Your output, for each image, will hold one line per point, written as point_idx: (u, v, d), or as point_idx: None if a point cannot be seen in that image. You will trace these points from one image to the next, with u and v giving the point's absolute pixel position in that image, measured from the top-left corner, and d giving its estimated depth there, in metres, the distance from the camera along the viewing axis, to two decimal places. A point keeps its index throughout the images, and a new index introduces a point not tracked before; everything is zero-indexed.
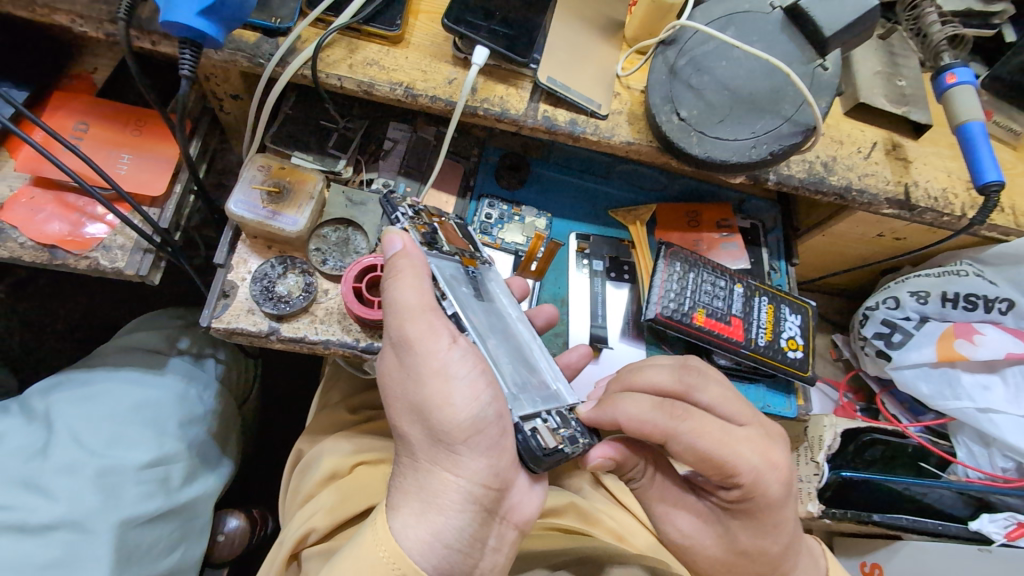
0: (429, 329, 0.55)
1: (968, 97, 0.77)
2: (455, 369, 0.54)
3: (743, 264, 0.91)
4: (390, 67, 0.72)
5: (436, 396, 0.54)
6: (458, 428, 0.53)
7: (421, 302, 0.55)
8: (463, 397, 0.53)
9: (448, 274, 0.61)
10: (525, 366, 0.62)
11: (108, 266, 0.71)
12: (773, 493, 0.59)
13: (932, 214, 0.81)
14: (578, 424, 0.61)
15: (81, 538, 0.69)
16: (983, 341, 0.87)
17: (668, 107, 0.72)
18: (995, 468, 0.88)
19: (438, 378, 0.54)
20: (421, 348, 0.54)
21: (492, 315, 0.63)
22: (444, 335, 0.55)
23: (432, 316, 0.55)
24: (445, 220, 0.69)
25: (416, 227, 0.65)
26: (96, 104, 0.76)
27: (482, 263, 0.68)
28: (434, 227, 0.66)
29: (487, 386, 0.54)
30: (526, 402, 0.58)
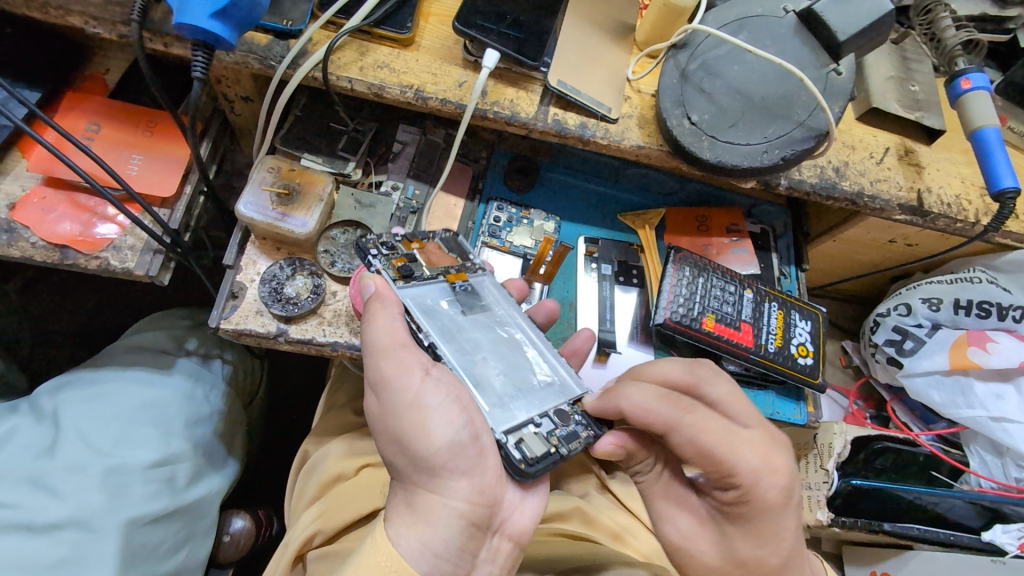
0: (399, 365, 0.55)
1: (984, 103, 0.75)
2: (425, 398, 0.54)
3: (752, 269, 0.90)
4: (400, 69, 0.72)
5: (411, 424, 0.54)
6: (435, 454, 0.54)
7: (390, 341, 0.56)
8: (436, 423, 0.54)
9: (426, 303, 0.62)
10: (519, 372, 0.62)
11: (118, 266, 0.71)
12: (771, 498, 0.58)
13: (945, 220, 0.80)
14: (582, 417, 0.62)
15: (88, 538, 0.69)
16: (997, 350, 0.86)
17: (679, 111, 0.72)
18: (1008, 478, 0.87)
19: (411, 409, 0.54)
20: (394, 383, 0.55)
21: (483, 330, 0.63)
22: (415, 368, 0.55)
23: (402, 352, 0.56)
24: (427, 244, 0.69)
25: (391, 261, 0.65)
26: (108, 105, 0.76)
27: (475, 272, 0.69)
28: (412, 255, 0.67)
29: (462, 410, 0.55)
30: (518, 410, 0.58)
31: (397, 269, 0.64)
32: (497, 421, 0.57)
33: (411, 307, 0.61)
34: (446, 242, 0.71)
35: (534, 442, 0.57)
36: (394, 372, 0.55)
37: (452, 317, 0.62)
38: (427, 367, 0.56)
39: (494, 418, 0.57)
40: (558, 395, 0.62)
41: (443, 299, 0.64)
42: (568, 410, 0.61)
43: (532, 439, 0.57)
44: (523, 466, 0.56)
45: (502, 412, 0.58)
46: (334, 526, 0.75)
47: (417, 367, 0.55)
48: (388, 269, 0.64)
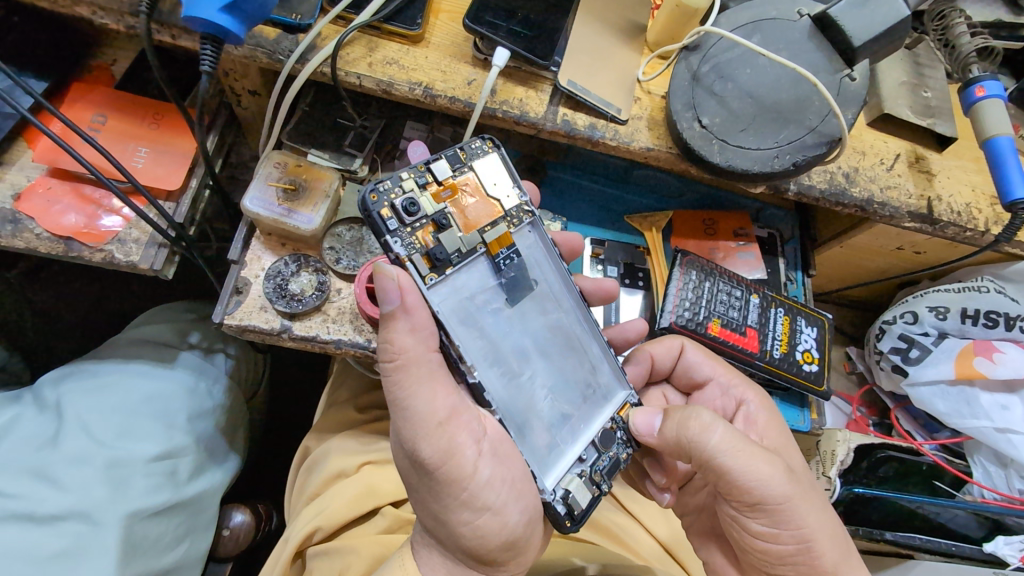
0: (447, 449, 0.55)
1: (996, 111, 0.75)
2: (481, 500, 0.56)
3: (759, 273, 0.90)
4: (409, 66, 0.72)
5: (459, 516, 0.58)
6: (489, 543, 0.59)
7: (434, 420, 0.54)
8: (490, 525, 0.58)
9: (464, 312, 0.58)
10: (565, 391, 0.62)
11: (123, 259, 0.71)
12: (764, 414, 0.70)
13: (955, 229, 0.80)
14: (622, 434, 0.64)
15: (90, 529, 0.69)
16: (1003, 360, 0.86)
17: (690, 114, 0.71)
18: (1011, 489, 0.87)
19: (464, 509, 0.57)
20: (444, 473, 0.55)
21: (528, 330, 0.61)
22: (467, 448, 0.55)
23: (451, 431, 0.55)
24: (458, 188, 0.61)
25: (420, 234, 0.59)
26: (114, 97, 0.76)
27: (518, 224, 0.62)
28: (443, 216, 0.59)
29: (516, 499, 0.58)
30: (565, 444, 0.61)
31: (428, 250, 0.58)
32: (547, 471, 0.59)
33: (448, 322, 0.57)
34: (483, 172, 0.62)
35: (582, 491, 0.59)
36: (441, 458, 0.55)
37: (495, 319, 0.59)
38: (476, 438, 0.56)
39: (542, 471, 0.59)
40: (602, 404, 0.64)
41: (485, 284, 0.60)
42: (611, 428, 0.63)
43: (581, 485, 0.59)
44: (567, 523, 0.58)
45: (550, 455, 0.59)
46: (334, 522, 0.76)
47: (468, 450, 0.55)
48: (417, 254, 0.58)
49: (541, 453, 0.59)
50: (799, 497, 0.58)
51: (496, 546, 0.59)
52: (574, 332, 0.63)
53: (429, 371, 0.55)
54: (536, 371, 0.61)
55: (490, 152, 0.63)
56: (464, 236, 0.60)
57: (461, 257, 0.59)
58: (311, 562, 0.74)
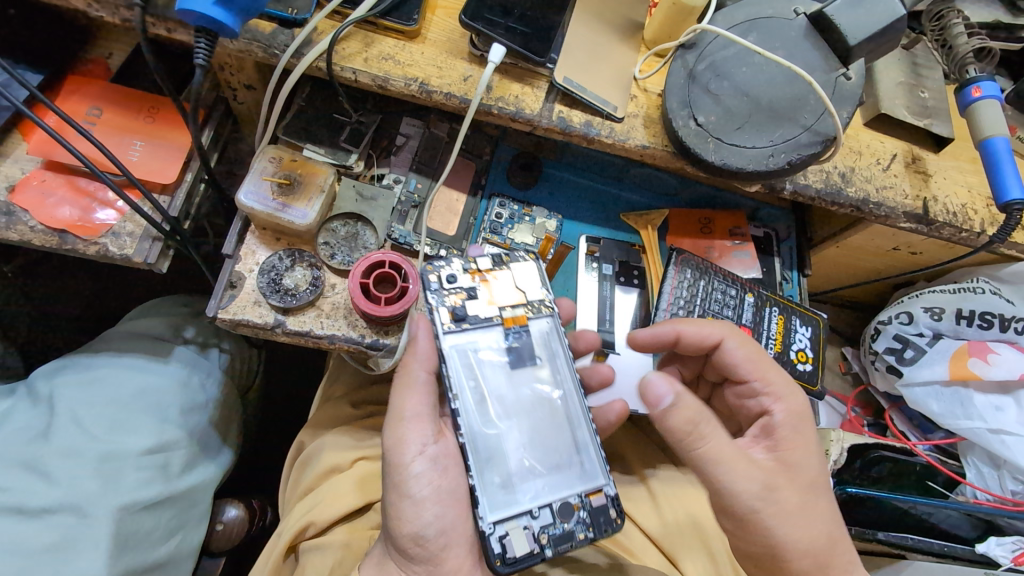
0: (397, 439, 0.62)
1: (993, 112, 0.75)
2: (406, 488, 0.61)
3: (754, 272, 0.90)
4: (406, 62, 0.72)
5: (388, 496, 0.63)
6: (402, 537, 0.62)
7: (399, 414, 0.63)
8: (408, 513, 0.61)
9: (468, 358, 0.64)
10: (537, 452, 0.62)
11: (117, 253, 0.71)
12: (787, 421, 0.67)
13: (950, 229, 0.80)
14: (581, 518, 0.61)
15: (81, 522, 0.69)
16: (998, 361, 0.86)
17: (685, 112, 0.71)
18: (1004, 491, 0.87)
19: (393, 490, 0.63)
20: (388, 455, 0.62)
21: (519, 391, 0.64)
22: (411, 446, 0.62)
23: (408, 427, 0.62)
24: (498, 274, 0.68)
25: (453, 297, 0.66)
26: (110, 90, 0.76)
27: (537, 315, 0.67)
28: (475, 289, 0.66)
29: (433, 504, 0.62)
30: (520, 497, 0.60)
31: (453, 308, 0.65)
32: (493, 508, 0.59)
33: (450, 359, 0.63)
34: (523, 271, 0.69)
35: (519, 540, 0.59)
36: (391, 444, 0.62)
37: (494, 372, 0.64)
38: (423, 446, 0.62)
39: (487, 506, 0.59)
40: (574, 480, 0.62)
41: (495, 347, 0.65)
42: (573, 503, 0.61)
43: (521, 535, 0.59)
44: (497, 562, 0.58)
45: (504, 497, 0.60)
46: (326, 517, 0.76)
47: (412, 446, 0.61)
48: (443, 308, 0.65)
49: (493, 491, 0.60)
50: (771, 513, 0.60)
51: (409, 540, 0.62)
52: (568, 409, 0.64)
53: (414, 380, 0.64)
54: (516, 425, 0.63)
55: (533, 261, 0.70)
56: (487, 310, 0.66)
57: (482, 319, 0.65)
58: (304, 557, 0.75)
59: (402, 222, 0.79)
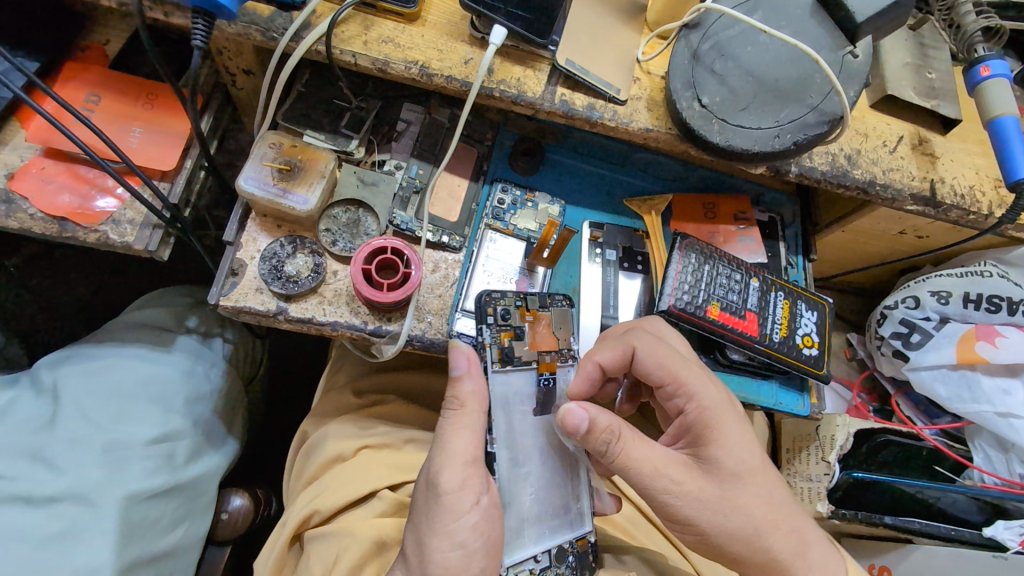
0: (459, 487, 0.58)
1: (1002, 91, 0.74)
2: (460, 537, 0.57)
3: (760, 258, 0.89)
4: (405, 44, 0.71)
5: (434, 544, 0.58)
6: None
7: (463, 458, 0.59)
8: (455, 562, 0.58)
9: (505, 402, 0.65)
10: (546, 498, 0.66)
11: (117, 240, 0.70)
12: (715, 411, 0.64)
13: (958, 211, 0.79)
14: (569, 561, 0.66)
15: (87, 512, 0.69)
16: (1006, 345, 0.85)
17: (690, 93, 0.70)
18: (1012, 475, 0.87)
19: (441, 537, 0.58)
20: (447, 501, 0.57)
21: (540, 439, 0.67)
22: (473, 493, 0.58)
23: (467, 472, 0.59)
24: (541, 315, 0.72)
25: (501, 334, 0.68)
26: (108, 77, 0.75)
27: (566, 361, 0.72)
28: (522, 330, 0.70)
29: (481, 558, 0.58)
30: (528, 539, 0.64)
31: (502, 347, 0.68)
32: (509, 552, 0.62)
33: (493, 404, 0.64)
34: (558, 316, 0.74)
35: None
36: (452, 490, 0.58)
37: (522, 418, 0.66)
38: (477, 494, 0.59)
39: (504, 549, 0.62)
40: (568, 528, 0.67)
41: (526, 390, 0.68)
42: (566, 549, 0.66)
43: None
44: None
45: (514, 541, 0.63)
46: (331, 506, 0.76)
47: (472, 494, 0.58)
48: (494, 345, 0.67)
49: (508, 534, 0.63)
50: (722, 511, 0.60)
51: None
52: (573, 458, 0.69)
53: (478, 420, 0.60)
54: (532, 470, 0.66)
55: (565, 307, 0.75)
56: (529, 352, 0.69)
57: (521, 363, 0.68)
58: (309, 545, 0.75)
59: (404, 207, 0.78)
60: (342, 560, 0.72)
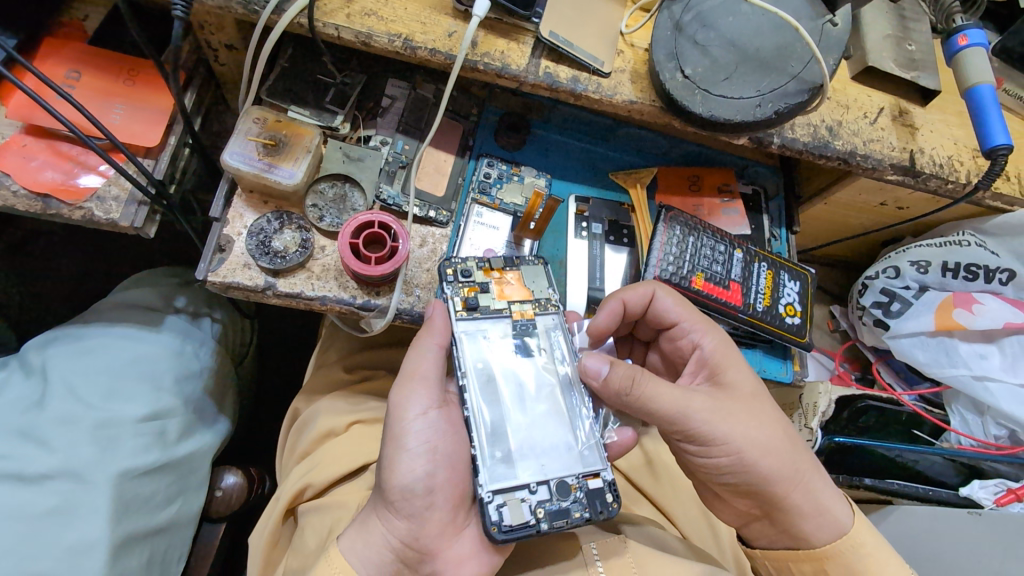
0: (404, 396, 0.62)
1: (980, 59, 0.76)
2: (405, 441, 0.61)
3: (744, 230, 0.91)
4: (388, 17, 0.71)
5: (387, 451, 0.62)
6: (389, 490, 0.60)
7: (410, 374, 0.64)
8: (402, 465, 0.60)
9: (476, 343, 0.67)
10: (540, 432, 0.64)
11: (103, 217, 0.70)
12: (728, 350, 0.70)
13: (937, 181, 0.80)
14: (578, 497, 0.61)
15: (80, 488, 0.69)
16: (982, 311, 0.88)
17: (672, 64, 0.70)
18: (987, 436, 0.89)
19: (391, 444, 0.62)
20: (394, 410, 0.62)
21: (522, 376, 0.66)
22: (417, 403, 0.62)
23: (413, 385, 0.63)
24: (509, 272, 0.72)
25: (464, 289, 0.70)
26: (88, 53, 0.74)
27: (547, 309, 0.71)
28: (487, 285, 0.71)
29: (427, 463, 0.60)
30: (522, 469, 0.61)
31: (467, 298, 0.69)
32: (493, 478, 0.60)
33: (459, 340, 0.66)
34: (531, 270, 0.73)
35: (518, 511, 0.59)
36: (398, 400, 0.63)
37: (501, 359, 0.67)
38: (425, 406, 0.63)
39: (487, 474, 0.60)
40: (572, 464, 0.63)
41: (501, 336, 0.68)
42: (571, 484, 0.61)
43: (518, 505, 0.59)
44: (494, 530, 0.58)
45: (503, 469, 0.61)
46: (324, 479, 0.77)
47: (415, 404, 0.62)
48: (458, 297, 0.69)
49: (493, 461, 0.61)
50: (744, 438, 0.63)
51: (395, 494, 0.60)
52: (570, 396, 0.67)
53: (432, 343, 0.65)
54: (516, 406, 0.65)
55: (539, 264, 0.74)
56: (497, 304, 0.70)
57: (490, 312, 0.69)
58: (303, 518, 0.75)
59: (390, 182, 0.79)
60: (335, 530, 0.72)
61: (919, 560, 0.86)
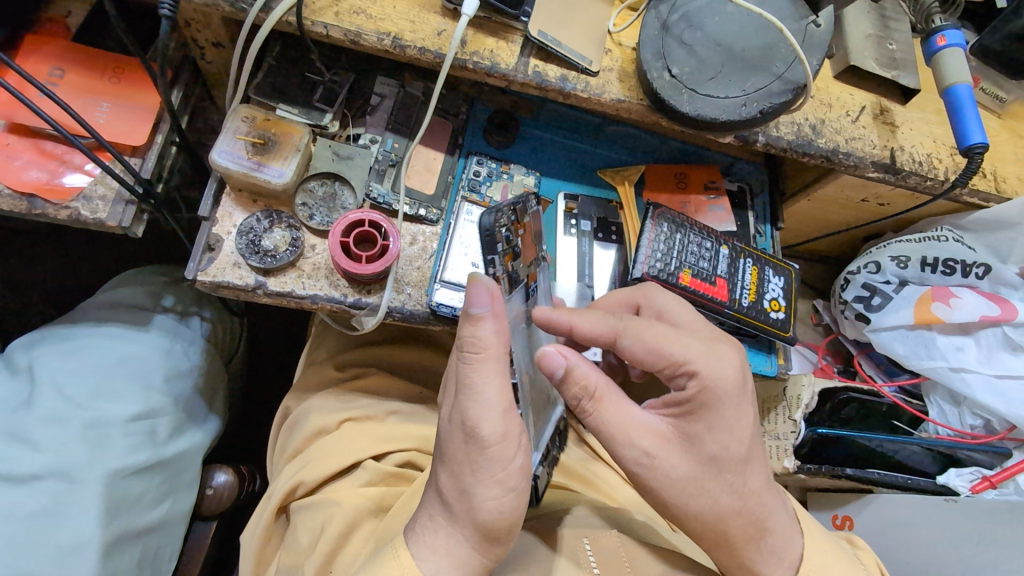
0: (506, 432, 0.53)
1: (957, 59, 0.78)
2: (514, 480, 0.54)
3: (729, 226, 0.92)
4: (377, 15, 0.71)
5: (487, 493, 0.53)
6: (500, 532, 0.55)
7: (502, 401, 0.53)
8: (509, 504, 0.54)
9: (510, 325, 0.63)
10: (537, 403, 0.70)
11: (90, 216, 0.70)
12: (723, 389, 0.58)
13: (916, 178, 0.82)
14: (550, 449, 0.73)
15: (70, 488, 0.69)
16: (959, 304, 0.90)
17: (660, 63, 0.71)
18: (963, 426, 0.92)
19: (494, 484, 0.53)
20: (496, 449, 0.53)
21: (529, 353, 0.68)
22: (517, 435, 0.54)
23: (509, 415, 0.54)
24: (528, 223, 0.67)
25: (506, 259, 0.61)
26: (72, 50, 0.74)
27: (541, 263, 0.73)
28: (518, 247, 0.63)
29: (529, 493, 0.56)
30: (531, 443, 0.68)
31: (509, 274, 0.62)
32: None
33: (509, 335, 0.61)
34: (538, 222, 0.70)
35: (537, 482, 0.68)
36: (499, 437, 0.53)
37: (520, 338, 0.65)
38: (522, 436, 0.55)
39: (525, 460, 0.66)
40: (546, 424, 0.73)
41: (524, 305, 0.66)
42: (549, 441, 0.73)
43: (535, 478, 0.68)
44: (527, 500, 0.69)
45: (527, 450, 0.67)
46: (315, 477, 0.77)
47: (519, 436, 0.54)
48: (500, 275, 0.61)
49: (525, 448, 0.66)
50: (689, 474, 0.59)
51: (506, 532, 0.55)
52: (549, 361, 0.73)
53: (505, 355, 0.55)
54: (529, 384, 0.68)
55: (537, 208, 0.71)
56: (523, 267, 0.66)
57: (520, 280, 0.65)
58: (296, 515, 0.75)
59: (380, 180, 0.79)
60: (328, 526, 0.72)
61: (897, 546, 0.89)
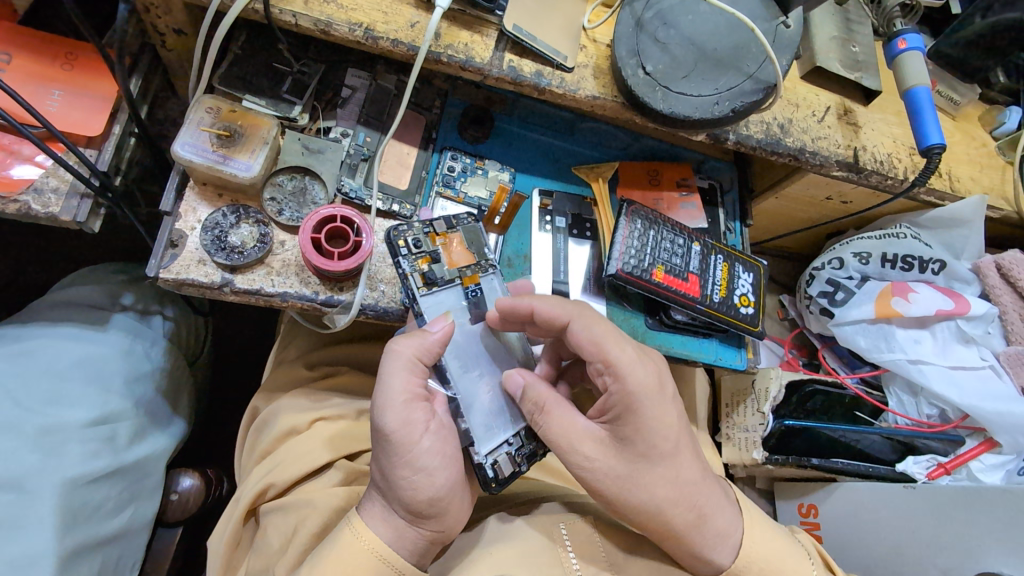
0: (405, 420, 0.59)
1: (916, 63, 0.80)
2: (420, 460, 0.59)
3: (700, 224, 0.94)
4: (348, 6, 0.69)
5: (400, 473, 0.59)
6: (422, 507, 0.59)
7: (402, 396, 0.59)
8: (425, 485, 0.59)
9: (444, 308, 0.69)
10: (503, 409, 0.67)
11: (41, 211, 0.66)
12: (643, 384, 0.61)
13: (877, 177, 0.85)
14: (539, 434, 0.68)
15: (20, 499, 0.65)
16: (917, 299, 0.94)
17: (634, 61, 0.72)
18: (920, 415, 0.96)
19: (405, 466, 0.59)
20: (398, 436, 0.59)
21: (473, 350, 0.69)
22: (420, 424, 0.59)
23: (414, 407, 0.60)
24: (452, 235, 0.74)
25: (419, 261, 0.71)
26: (20, 33, 0.69)
27: (487, 270, 0.74)
28: (437, 251, 0.72)
29: (446, 473, 0.60)
30: (488, 436, 0.65)
31: (425, 274, 0.70)
32: (482, 441, 0.64)
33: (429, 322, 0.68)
34: (469, 232, 0.75)
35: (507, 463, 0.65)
36: (399, 427, 0.59)
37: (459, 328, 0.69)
38: (428, 422, 0.60)
39: (478, 439, 0.64)
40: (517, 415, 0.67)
41: (456, 306, 0.70)
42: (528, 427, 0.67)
43: (505, 460, 0.65)
44: (492, 484, 0.64)
45: (486, 432, 0.65)
46: (286, 480, 0.74)
47: (420, 422, 0.60)
48: (416, 273, 0.70)
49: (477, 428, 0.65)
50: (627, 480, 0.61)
51: (425, 505, 0.59)
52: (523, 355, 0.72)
53: (416, 365, 0.61)
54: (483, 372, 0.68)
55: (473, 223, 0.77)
56: (450, 271, 0.71)
57: (444, 282, 0.71)
58: (265, 519, 0.73)
59: (352, 175, 0.77)
60: (301, 528, 0.70)
61: (862, 534, 0.92)
